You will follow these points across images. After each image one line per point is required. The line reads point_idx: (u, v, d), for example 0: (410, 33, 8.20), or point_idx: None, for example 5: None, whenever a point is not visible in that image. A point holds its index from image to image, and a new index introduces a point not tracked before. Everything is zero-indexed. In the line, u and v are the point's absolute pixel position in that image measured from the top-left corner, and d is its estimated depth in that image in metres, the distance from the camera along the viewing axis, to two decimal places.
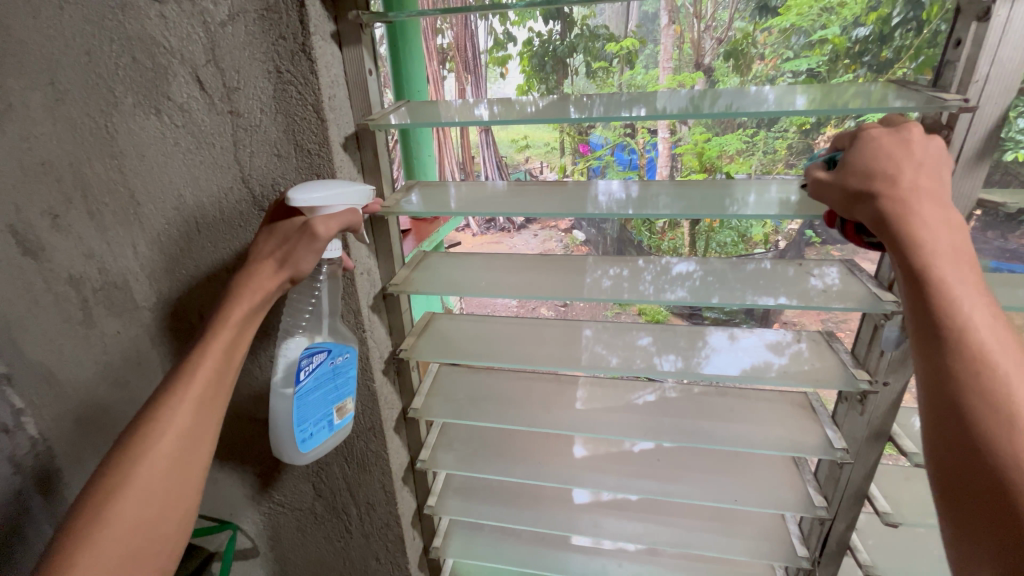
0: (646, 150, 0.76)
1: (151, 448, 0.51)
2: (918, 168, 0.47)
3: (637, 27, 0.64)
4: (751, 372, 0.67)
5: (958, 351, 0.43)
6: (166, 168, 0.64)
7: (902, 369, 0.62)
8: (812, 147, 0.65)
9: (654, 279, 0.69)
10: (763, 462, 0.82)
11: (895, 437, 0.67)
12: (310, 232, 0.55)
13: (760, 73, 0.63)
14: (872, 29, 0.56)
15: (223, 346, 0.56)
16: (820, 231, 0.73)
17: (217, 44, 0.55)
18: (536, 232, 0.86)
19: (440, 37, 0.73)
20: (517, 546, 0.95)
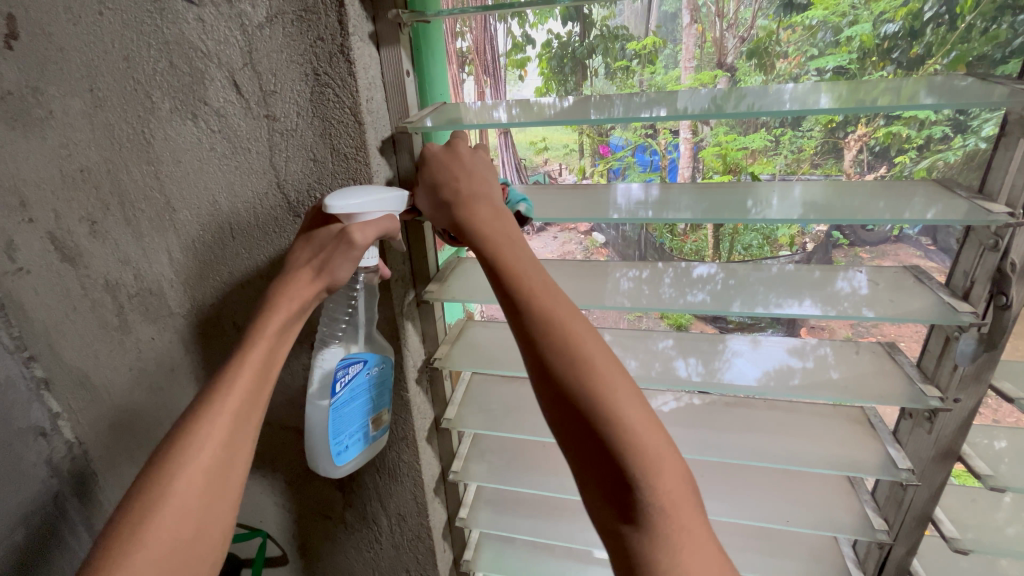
0: (667, 152, 0.66)
1: (189, 464, 0.50)
2: (473, 179, 0.54)
3: (657, 28, 0.60)
4: (772, 385, 0.64)
5: (558, 348, 0.45)
6: (203, 174, 0.63)
7: (974, 385, 0.58)
8: (840, 146, 0.59)
9: (674, 281, 0.67)
10: (812, 479, 0.77)
11: (965, 459, 0.63)
12: (347, 240, 0.53)
13: (784, 71, 0.58)
14: (901, 25, 0.53)
15: (259, 357, 0.55)
16: (849, 232, 0.65)
17: (254, 47, 0.54)
18: (554, 234, 0.77)
19: (462, 40, 0.67)
20: (548, 561, 0.92)
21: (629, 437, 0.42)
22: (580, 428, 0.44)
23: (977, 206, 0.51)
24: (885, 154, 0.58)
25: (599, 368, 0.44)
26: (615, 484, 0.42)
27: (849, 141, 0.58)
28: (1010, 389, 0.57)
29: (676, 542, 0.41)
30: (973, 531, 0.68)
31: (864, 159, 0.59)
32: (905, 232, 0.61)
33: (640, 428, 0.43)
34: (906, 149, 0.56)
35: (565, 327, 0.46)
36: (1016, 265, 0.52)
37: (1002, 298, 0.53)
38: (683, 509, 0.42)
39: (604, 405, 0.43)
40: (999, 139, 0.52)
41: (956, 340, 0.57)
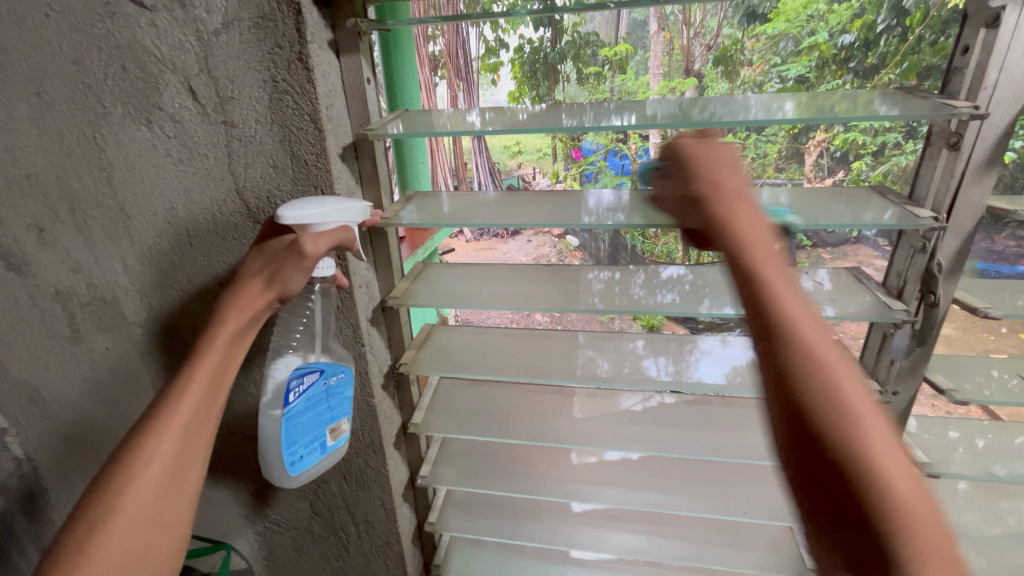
0: (638, 157, 0.68)
1: (134, 477, 0.49)
2: (735, 176, 0.47)
3: (628, 34, 0.62)
4: (739, 381, 0.67)
5: (793, 346, 0.36)
6: (158, 180, 0.62)
7: (909, 378, 0.62)
8: (802, 151, 0.61)
9: (643, 283, 0.69)
10: (768, 472, 0.81)
11: (905, 447, 0.66)
12: (298, 250, 0.53)
13: (748, 79, 0.61)
14: (857, 36, 0.55)
15: (211, 367, 0.54)
16: (813, 234, 0.65)
17: (210, 52, 0.54)
18: (530, 238, 0.83)
19: (433, 44, 0.69)
20: (520, 562, 0.93)
21: (876, 462, 0.34)
22: (813, 446, 0.35)
23: (908, 211, 0.54)
24: (845, 158, 0.61)
25: (835, 374, 0.36)
26: (857, 519, 0.33)
27: (810, 146, 0.60)
28: (940, 380, 0.61)
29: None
30: None
31: (826, 164, 0.61)
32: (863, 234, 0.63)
33: (881, 442, 0.34)
34: (863, 154, 0.59)
35: (796, 340, 0.37)
36: (942, 266, 0.56)
37: (932, 297, 0.57)
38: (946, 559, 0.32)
39: (835, 416, 0.35)
40: (925, 151, 0.56)
41: (891, 337, 0.61)
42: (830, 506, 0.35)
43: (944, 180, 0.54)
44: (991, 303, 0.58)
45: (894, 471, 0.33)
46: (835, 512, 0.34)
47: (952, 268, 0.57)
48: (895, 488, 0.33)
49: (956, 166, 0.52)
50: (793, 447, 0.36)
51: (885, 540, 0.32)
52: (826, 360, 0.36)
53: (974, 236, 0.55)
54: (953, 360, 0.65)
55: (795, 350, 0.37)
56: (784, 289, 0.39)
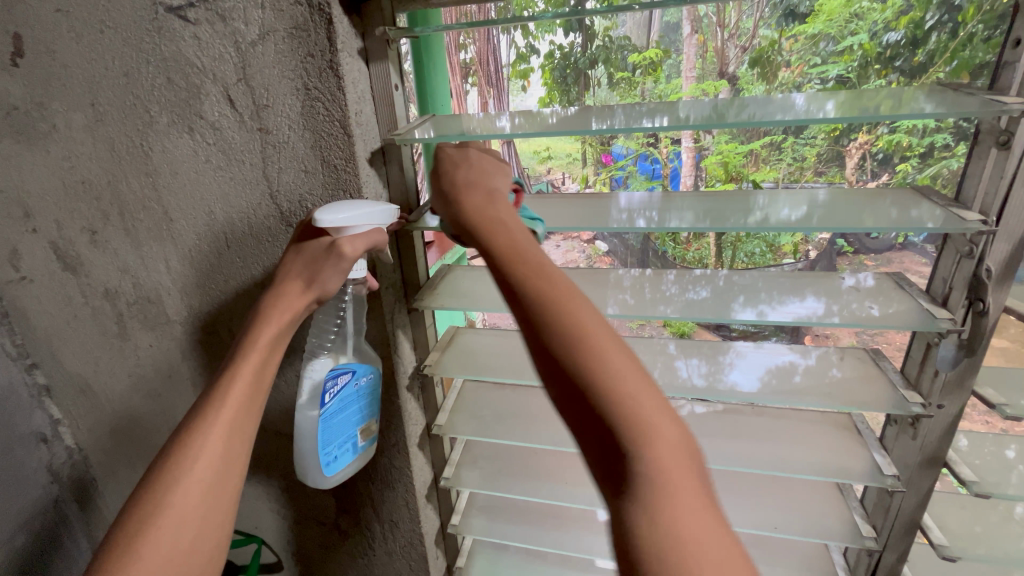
0: (668, 160, 0.69)
1: (185, 473, 0.51)
2: (473, 169, 0.55)
3: (660, 38, 0.62)
4: (774, 386, 0.65)
5: (529, 292, 0.43)
6: (199, 185, 0.65)
7: (957, 393, 0.58)
8: (842, 154, 0.60)
9: (677, 278, 0.69)
10: (802, 487, 0.77)
11: (950, 464, 0.62)
12: (336, 253, 0.55)
13: (786, 80, 0.60)
14: (903, 33, 0.54)
15: (252, 368, 0.56)
16: (854, 240, 0.66)
17: (247, 62, 0.56)
18: (557, 243, 0.79)
19: (463, 52, 0.71)
20: (542, 568, 0.92)
21: (611, 378, 0.39)
22: (558, 374, 0.41)
23: (954, 213, 0.52)
24: (889, 161, 0.59)
25: (580, 321, 0.41)
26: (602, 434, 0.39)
27: (851, 149, 0.60)
28: (990, 394, 0.58)
29: (669, 508, 0.36)
30: (964, 539, 0.68)
31: (868, 167, 0.60)
32: (911, 240, 0.60)
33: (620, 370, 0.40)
34: (909, 157, 0.57)
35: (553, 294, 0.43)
36: (991, 272, 0.53)
37: (980, 304, 0.54)
38: (668, 453, 0.38)
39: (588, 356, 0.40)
40: (970, 150, 0.53)
41: (937, 346, 0.57)
42: (585, 432, 0.39)
43: (994, 180, 0.50)
44: None
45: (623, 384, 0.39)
46: (596, 437, 0.39)
47: (1003, 276, 0.53)
48: (626, 404, 0.38)
49: (1007, 165, 0.49)
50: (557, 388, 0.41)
51: (630, 448, 0.38)
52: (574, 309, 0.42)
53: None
54: (1007, 373, 0.61)
55: (542, 303, 0.42)
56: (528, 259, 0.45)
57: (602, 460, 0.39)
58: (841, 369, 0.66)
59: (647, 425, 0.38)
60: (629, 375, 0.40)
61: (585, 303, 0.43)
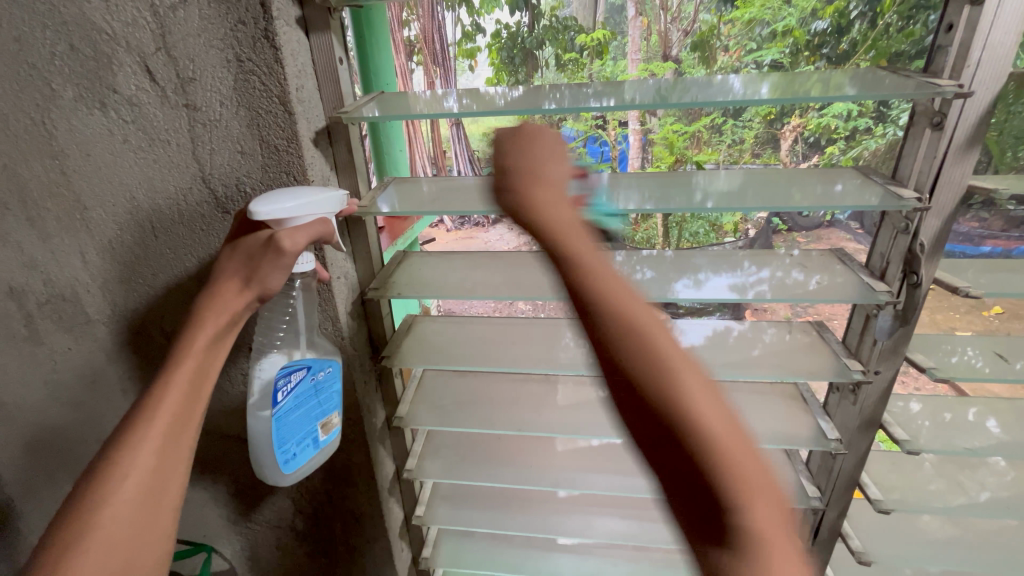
0: (617, 143, 0.67)
1: (115, 492, 0.46)
2: (546, 155, 0.48)
3: (605, 19, 0.61)
4: (731, 359, 0.68)
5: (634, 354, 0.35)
6: (117, 168, 0.58)
7: (891, 358, 0.62)
8: (777, 137, 0.62)
9: (624, 259, 0.69)
10: (753, 455, 0.81)
11: (886, 425, 0.67)
12: (275, 247, 0.50)
13: (726, 64, 0.60)
14: (829, 22, 0.56)
15: (190, 376, 0.51)
16: (788, 217, 0.67)
17: (167, 29, 0.50)
18: (509, 225, 0.77)
19: (407, 29, 0.66)
20: (507, 551, 0.93)
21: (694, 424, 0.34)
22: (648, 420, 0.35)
23: (892, 191, 0.53)
24: (818, 144, 0.61)
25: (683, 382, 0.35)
26: (696, 487, 0.33)
27: (785, 132, 0.61)
28: (920, 359, 0.62)
29: (767, 549, 0.31)
30: (895, 491, 0.74)
31: (800, 150, 0.62)
32: (837, 218, 0.64)
33: (691, 380, 0.35)
34: (835, 139, 0.59)
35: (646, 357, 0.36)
36: (925, 246, 0.56)
37: (915, 277, 0.57)
38: (765, 514, 0.32)
39: (644, 354, 0.35)
40: (909, 127, 0.55)
41: (875, 317, 0.61)
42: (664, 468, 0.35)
43: (927, 160, 0.53)
44: (970, 282, 0.58)
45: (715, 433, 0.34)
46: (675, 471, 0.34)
47: (935, 248, 0.56)
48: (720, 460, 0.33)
49: (940, 146, 0.52)
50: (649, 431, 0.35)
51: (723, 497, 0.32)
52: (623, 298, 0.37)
53: (954, 217, 0.55)
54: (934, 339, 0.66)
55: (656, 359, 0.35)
56: (580, 244, 0.40)
57: (685, 490, 0.34)
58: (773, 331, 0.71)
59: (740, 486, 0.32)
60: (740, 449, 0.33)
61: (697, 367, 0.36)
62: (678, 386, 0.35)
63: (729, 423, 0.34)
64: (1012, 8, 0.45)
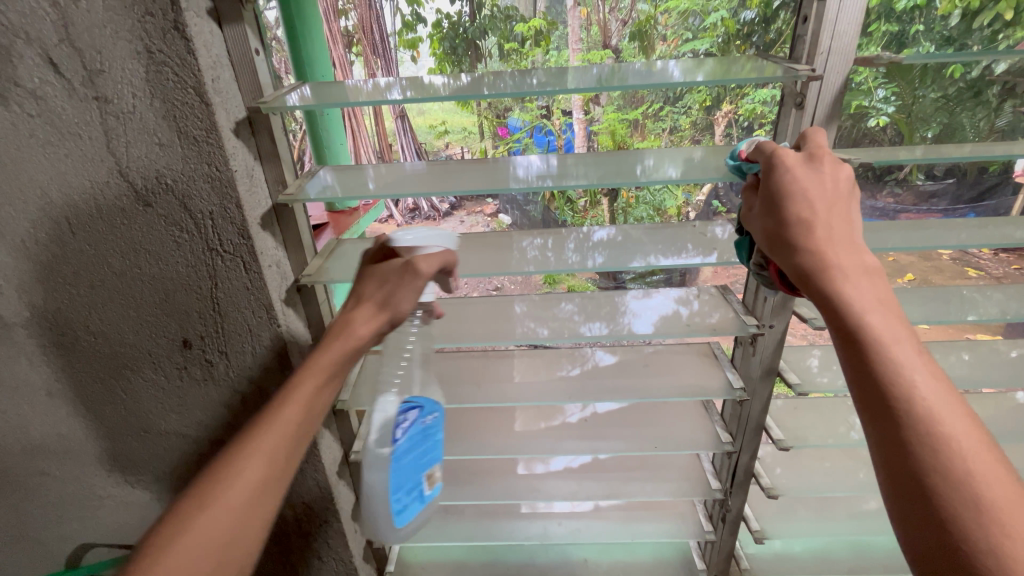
0: (562, 132, 0.83)
1: (214, 501, 0.49)
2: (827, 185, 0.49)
3: (547, 8, 0.67)
4: (665, 328, 0.73)
5: (890, 390, 0.41)
6: (25, 164, 0.56)
7: (782, 313, 0.69)
8: (713, 122, 0.70)
9: (576, 247, 0.73)
10: (676, 411, 0.89)
11: (782, 372, 0.76)
12: (410, 269, 0.56)
13: (664, 53, 0.68)
14: (757, 12, 0.61)
15: (307, 392, 0.56)
16: (724, 201, 0.78)
17: (70, 21, 0.50)
18: (463, 218, 0.91)
19: (344, 19, 0.69)
20: (460, 522, 0.97)
21: (940, 454, 0.39)
22: (892, 446, 0.40)
23: None
24: (751, 128, 0.68)
25: (931, 416, 0.40)
26: (931, 520, 0.38)
27: (719, 118, 0.70)
28: (805, 311, 0.68)
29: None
30: (798, 432, 0.84)
31: (735, 134, 0.69)
32: None
33: (965, 442, 0.39)
34: (765, 124, 0.65)
35: (901, 394, 0.41)
36: None
37: None
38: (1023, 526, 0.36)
39: (912, 419, 0.40)
40: (781, 112, 0.61)
41: None
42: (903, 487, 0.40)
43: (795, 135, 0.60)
44: None
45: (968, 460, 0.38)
46: (908, 493, 0.39)
47: None
48: (973, 476, 0.38)
49: (802, 123, 0.59)
50: (887, 480, 0.41)
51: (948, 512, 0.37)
52: (902, 362, 0.42)
53: None
54: None
55: (899, 395, 0.41)
56: (874, 323, 0.43)
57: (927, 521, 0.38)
58: (717, 314, 0.75)
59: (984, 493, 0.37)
60: (975, 452, 0.39)
61: (944, 397, 0.40)
62: (956, 444, 0.39)
63: (1002, 481, 0.38)
64: (850, 2, 0.53)
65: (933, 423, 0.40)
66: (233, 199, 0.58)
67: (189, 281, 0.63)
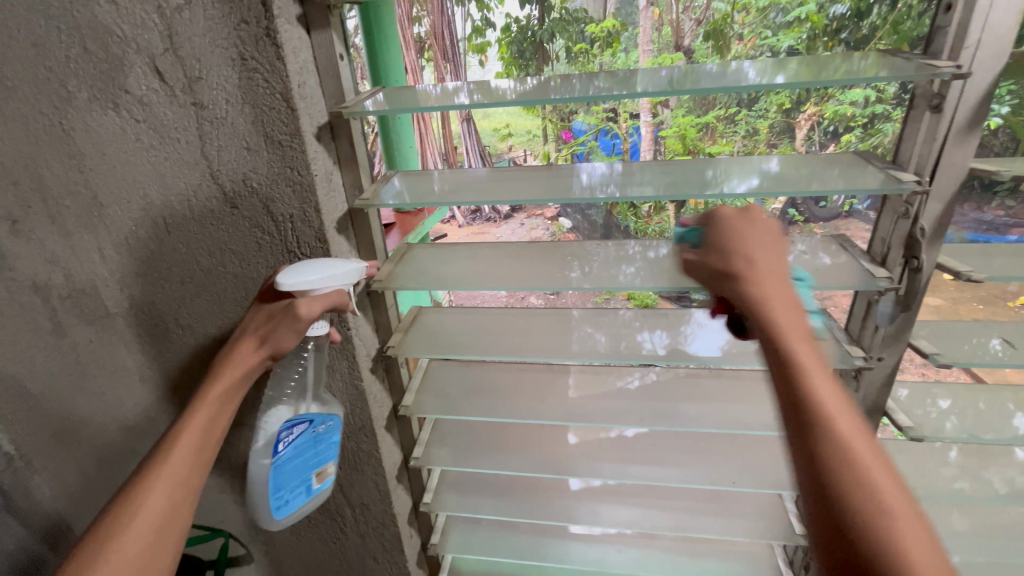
0: (628, 136, 0.69)
1: (133, 517, 0.50)
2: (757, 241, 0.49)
3: (616, 11, 0.61)
4: (733, 354, 0.68)
5: (814, 422, 0.39)
6: (130, 166, 0.60)
7: (894, 345, 0.61)
8: (793, 126, 0.61)
9: (638, 253, 0.70)
10: (757, 444, 0.81)
11: (888, 413, 0.67)
12: (293, 312, 0.55)
13: (739, 54, 0.59)
14: (849, 6, 0.55)
15: (202, 420, 0.55)
16: (804, 208, 0.66)
17: (174, 30, 0.52)
18: (521, 221, 0.81)
19: (417, 26, 0.67)
20: (515, 538, 0.95)
21: (864, 484, 0.37)
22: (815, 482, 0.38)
23: (892, 175, 0.53)
24: (836, 133, 0.60)
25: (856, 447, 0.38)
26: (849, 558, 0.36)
27: (801, 120, 0.60)
28: (925, 345, 0.61)
29: None
30: None
31: (817, 139, 0.61)
32: (855, 207, 0.62)
33: (888, 492, 0.36)
34: (853, 126, 0.59)
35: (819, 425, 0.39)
36: (925, 231, 0.55)
37: (915, 262, 0.56)
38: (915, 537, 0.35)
39: (863, 502, 0.36)
40: (908, 115, 0.55)
41: (876, 303, 0.60)
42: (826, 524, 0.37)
43: (927, 143, 0.53)
44: (972, 267, 0.57)
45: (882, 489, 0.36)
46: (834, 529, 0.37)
47: (936, 233, 0.55)
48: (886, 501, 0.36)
49: (939, 129, 0.51)
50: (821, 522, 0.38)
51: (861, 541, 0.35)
52: (820, 395, 0.40)
53: (956, 201, 0.54)
54: (941, 326, 0.65)
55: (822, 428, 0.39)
56: (800, 358, 0.41)
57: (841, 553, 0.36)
58: None
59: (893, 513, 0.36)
60: (888, 478, 0.37)
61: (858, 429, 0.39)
62: (877, 484, 0.37)
63: (917, 519, 0.36)
64: None
65: (850, 452, 0.38)
66: (312, 203, 0.58)
67: (268, 282, 0.65)
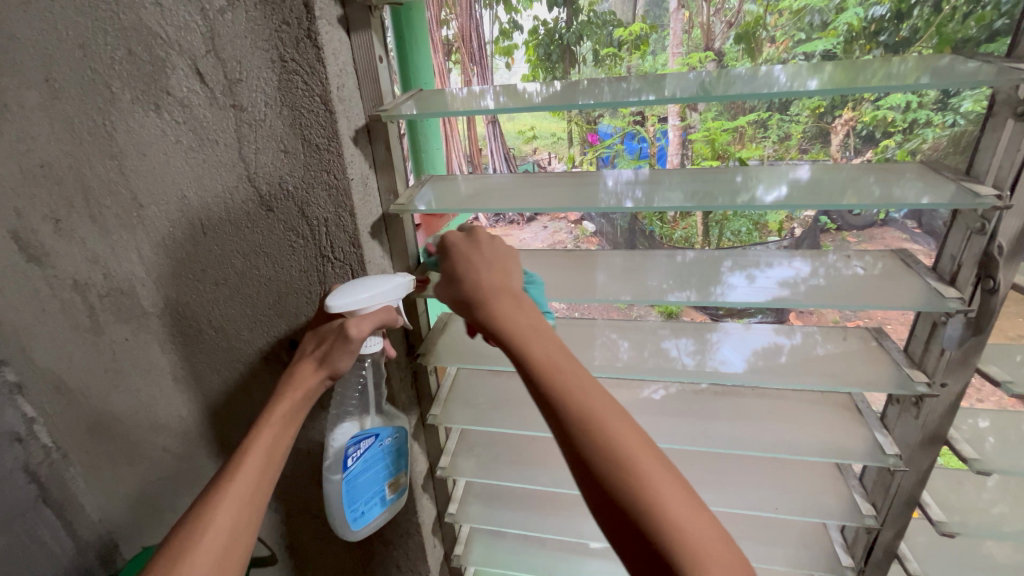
0: (656, 140, 0.64)
1: (204, 532, 0.51)
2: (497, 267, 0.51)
3: (645, 13, 0.58)
4: (761, 366, 0.64)
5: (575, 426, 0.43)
6: (170, 168, 0.60)
7: (960, 370, 0.57)
8: (827, 131, 0.58)
9: (669, 262, 0.66)
10: (801, 468, 0.77)
11: (952, 442, 0.62)
12: (344, 334, 0.56)
13: (771, 56, 0.57)
14: (888, 8, 0.52)
15: (265, 440, 0.57)
16: (837, 216, 0.63)
17: (216, 32, 0.52)
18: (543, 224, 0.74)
19: (446, 29, 0.64)
20: (539, 553, 0.92)
21: (638, 483, 0.41)
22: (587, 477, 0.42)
23: (966, 187, 0.49)
24: (872, 137, 0.56)
25: (621, 446, 0.42)
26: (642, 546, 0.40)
27: (836, 125, 0.57)
28: (995, 372, 0.58)
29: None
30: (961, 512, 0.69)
31: (852, 144, 0.57)
32: (892, 216, 0.60)
33: (663, 489, 0.41)
34: (892, 133, 0.55)
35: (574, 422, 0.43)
36: (1002, 248, 0.51)
37: (990, 281, 0.52)
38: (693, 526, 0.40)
39: (643, 507, 0.40)
40: (988, 121, 0.50)
41: (942, 325, 0.56)
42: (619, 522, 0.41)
43: (1009, 153, 0.48)
44: None
45: (659, 492, 0.40)
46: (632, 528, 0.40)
47: (1015, 250, 0.51)
48: (655, 500, 0.40)
49: (1022, 139, 0.47)
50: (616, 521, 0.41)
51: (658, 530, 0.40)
52: (590, 407, 0.43)
53: None
54: (1010, 350, 0.60)
55: (579, 425, 0.43)
56: (558, 370, 0.45)
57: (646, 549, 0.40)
58: (825, 347, 0.65)
59: (667, 513, 0.40)
60: (648, 474, 0.41)
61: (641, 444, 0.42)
62: (655, 487, 0.41)
63: (694, 512, 0.41)
64: None
65: (601, 449, 0.42)
66: (347, 207, 0.58)
67: (301, 286, 0.65)
